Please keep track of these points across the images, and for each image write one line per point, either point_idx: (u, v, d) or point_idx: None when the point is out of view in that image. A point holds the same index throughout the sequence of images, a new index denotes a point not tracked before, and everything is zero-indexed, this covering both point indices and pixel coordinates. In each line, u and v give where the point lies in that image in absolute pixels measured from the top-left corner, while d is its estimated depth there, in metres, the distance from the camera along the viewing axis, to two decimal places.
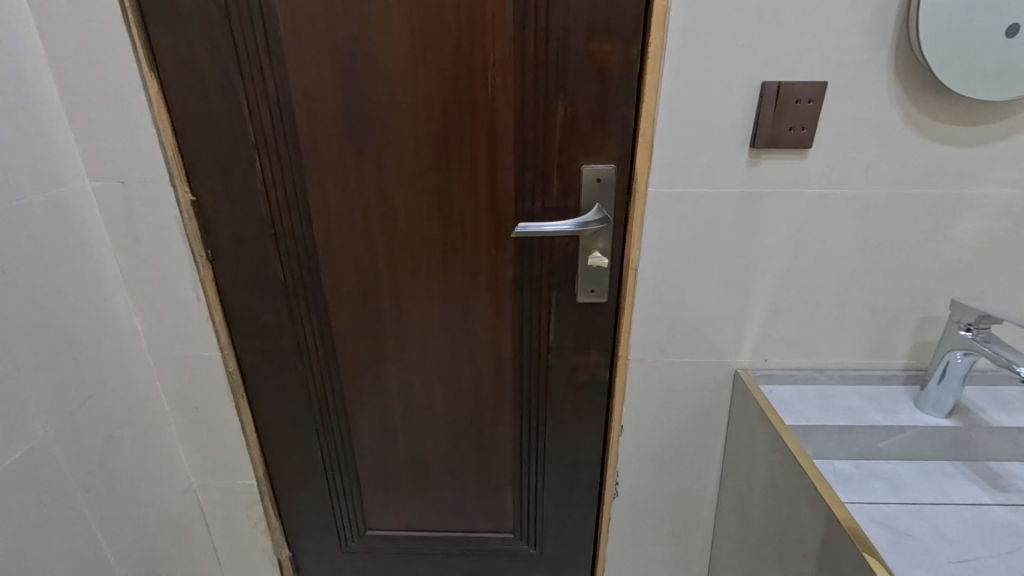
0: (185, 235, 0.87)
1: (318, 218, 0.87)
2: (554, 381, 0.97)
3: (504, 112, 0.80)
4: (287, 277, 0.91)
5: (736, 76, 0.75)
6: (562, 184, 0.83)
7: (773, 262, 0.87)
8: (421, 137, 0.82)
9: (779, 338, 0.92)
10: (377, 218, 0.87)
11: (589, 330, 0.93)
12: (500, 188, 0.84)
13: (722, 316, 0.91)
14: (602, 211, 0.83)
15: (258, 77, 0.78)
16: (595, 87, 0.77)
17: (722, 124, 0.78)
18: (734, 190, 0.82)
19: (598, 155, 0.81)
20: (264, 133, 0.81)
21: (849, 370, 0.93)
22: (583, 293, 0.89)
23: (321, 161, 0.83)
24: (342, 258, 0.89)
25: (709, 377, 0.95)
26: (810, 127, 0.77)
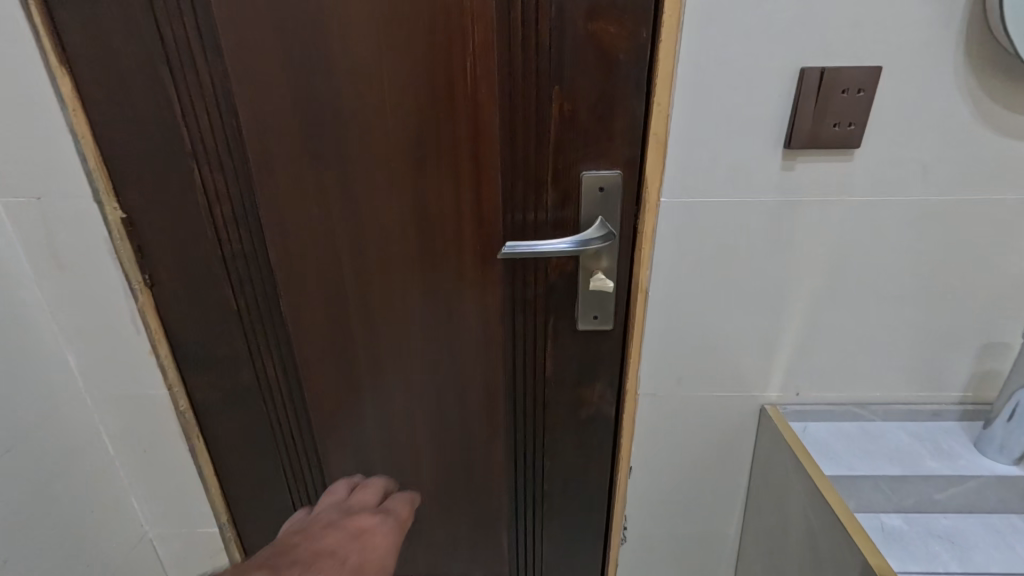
0: (118, 259, 0.74)
1: (273, 237, 0.74)
2: (553, 417, 0.85)
3: (488, 110, 0.67)
4: (240, 302, 0.78)
5: (768, 61, 0.62)
6: (559, 194, 0.70)
7: (809, 282, 0.73)
8: (391, 139, 0.69)
9: (814, 369, 0.78)
10: (342, 237, 0.74)
11: (593, 360, 0.80)
12: (485, 200, 0.71)
13: (748, 344, 0.77)
14: (605, 225, 0.70)
15: (191, 70, 0.65)
16: (598, 78, 0.64)
17: (751, 119, 0.65)
18: (764, 199, 0.69)
19: (601, 159, 0.68)
20: (203, 139, 0.69)
21: (894, 404, 0.80)
22: (584, 320, 0.76)
23: (273, 171, 0.70)
24: (303, 282, 0.77)
25: (732, 414, 0.82)
26: (859, 122, 0.64)
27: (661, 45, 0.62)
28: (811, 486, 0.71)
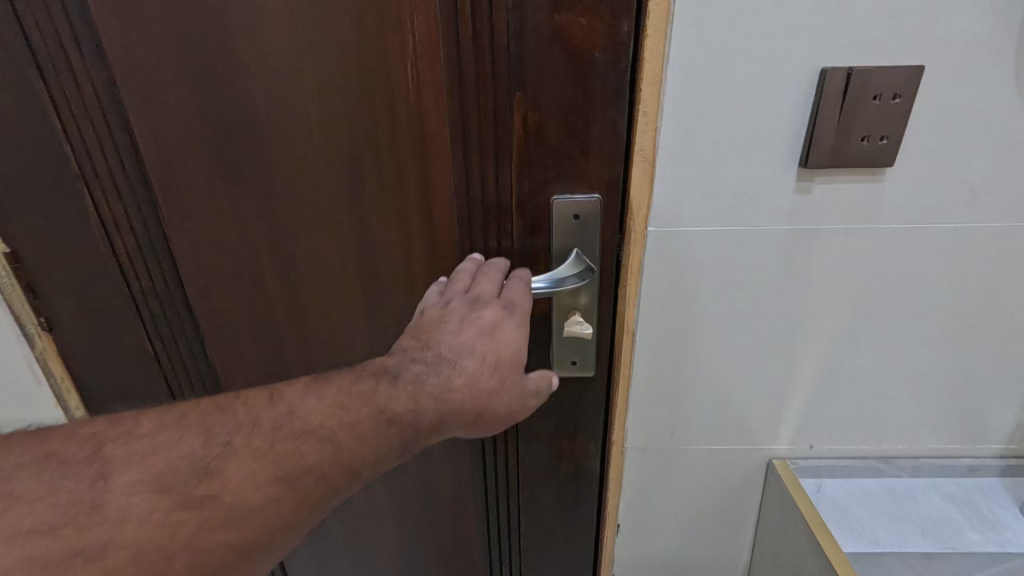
0: (4, 298, 0.64)
1: (188, 273, 0.63)
2: (529, 472, 0.72)
3: (435, 122, 0.54)
4: (157, 346, 0.68)
5: (781, 60, 0.49)
6: (525, 222, 0.57)
7: (826, 323, 0.62)
8: (320, 156, 0.57)
9: (831, 420, 0.67)
10: (271, 271, 0.63)
11: (575, 411, 0.67)
12: (438, 228, 0.59)
13: (754, 391, 0.66)
14: (582, 261, 0.57)
15: (69, 79, 0.54)
16: (567, 84, 0.51)
17: (759, 131, 0.52)
18: (773, 228, 0.57)
19: (575, 182, 0.55)
20: (93, 160, 0.57)
21: (924, 458, 0.68)
22: (560, 367, 0.63)
23: (181, 197, 0.59)
24: (231, 322, 0.66)
25: (735, 469, 0.71)
26: (893, 135, 0.51)
27: (646, 43, 0.49)
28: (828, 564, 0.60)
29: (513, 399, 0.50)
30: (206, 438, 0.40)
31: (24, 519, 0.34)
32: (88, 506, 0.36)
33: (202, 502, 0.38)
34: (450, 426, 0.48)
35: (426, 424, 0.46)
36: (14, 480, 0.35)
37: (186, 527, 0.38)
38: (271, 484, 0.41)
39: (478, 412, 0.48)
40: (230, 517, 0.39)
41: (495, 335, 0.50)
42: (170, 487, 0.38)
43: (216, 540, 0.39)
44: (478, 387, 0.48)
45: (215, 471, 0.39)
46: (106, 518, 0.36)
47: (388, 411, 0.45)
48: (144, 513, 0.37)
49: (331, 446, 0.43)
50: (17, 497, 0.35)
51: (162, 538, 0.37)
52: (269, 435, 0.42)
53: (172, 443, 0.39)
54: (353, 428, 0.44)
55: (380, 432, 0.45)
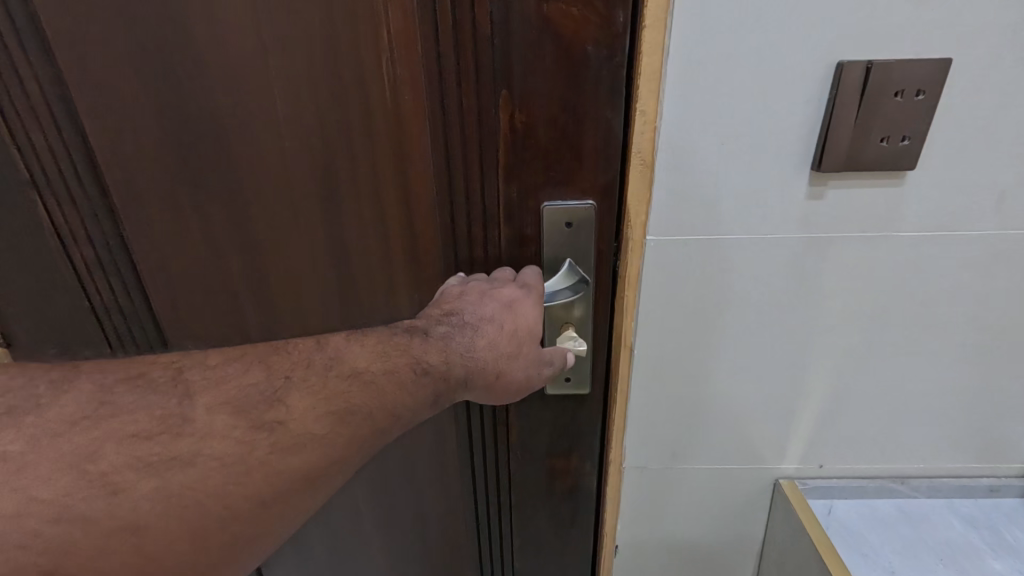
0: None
1: (153, 282, 0.59)
2: (521, 496, 0.68)
3: (413, 123, 0.50)
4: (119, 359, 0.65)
5: (793, 54, 0.45)
6: (513, 230, 0.53)
7: (839, 337, 0.57)
8: (290, 160, 0.52)
9: (843, 437, 0.63)
10: (242, 281, 0.59)
11: (571, 428, 0.63)
12: (420, 236, 0.55)
13: (761, 408, 0.62)
14: (574, 273, 0.53)
15: (15, 81, 0.50)
16: (557, 82, 0.46)
17: (768, 131, 0.48)
18: (783, 236, 0.52)
19: (566, 188, 0.50)
20: (47, 163, 0.54)
21: (941, 478, 0.64)
22: (554, 384, 0.59)
23: (142, 205, 0.55)
24: (203, 332, 0.62)
25: (740, 489, 0.66)
26: (915, 135, 0.47)
27: (642, 34, 0.44)
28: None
29: (532, 367, 0.51)
30: (269, 369, 0.41)
31: (127, 425, 0.37)
32: (177, 419, 0.38)
33: (270, 427, 0.40)
34: (475, 386, 0.48)
35: (456, 378, 0.46)
36: (115, 393, 0.38)
37: (260, 447, 0.39)
38: (327, 418, 0.41)
39: (499, 375, 0.49)
40: (297, 442, 0.40)
41: (514, 309, 0.49)
42: (242, 410, 0.39)
43: (287, 462, 0.40)
44: (498, 355, 0.48)
45: (279, 400, 0.40)
46: (192, 432, 0.38)
47: (422, 363, 0.45)
48: (225, 429, 0.39)
49: (375, 392, 0.43)
50: (118, 408, 0.37)
51: (241, 454, 0.39)
52: (323, 372, 0.42)
53: (241, 373, 0.41)
54: (397, 376, 0.43)
55: (418, 383, 0.44)
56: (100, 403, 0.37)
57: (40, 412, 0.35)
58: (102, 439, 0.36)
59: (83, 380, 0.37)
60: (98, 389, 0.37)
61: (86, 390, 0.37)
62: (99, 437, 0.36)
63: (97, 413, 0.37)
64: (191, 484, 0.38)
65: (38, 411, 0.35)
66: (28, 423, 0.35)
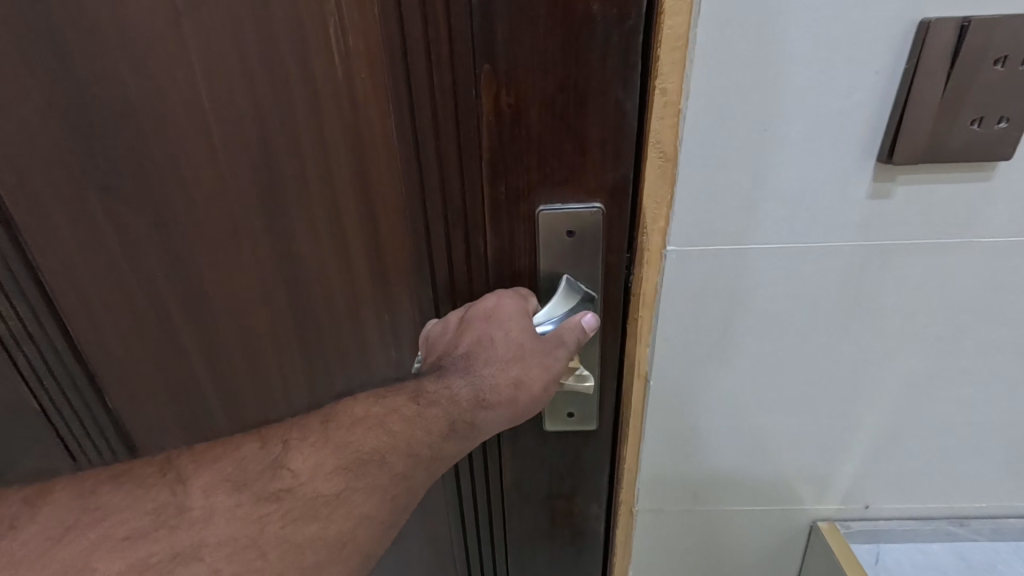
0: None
1: (73, 305, 0.54)
2: (515, 537, 0.57)
3: (373, 110, 0.41)
4: (38, 392, 0.62)
5: (862, 13, 0.34)
6: (500, 241, 0.42)
7: (899, 363, 0.47)
8: (226, 163, 0.45)
9: (895, 476, 0.53)
10: (177, 302, 0.53)
11: (579, 469, 0.52)
12: (387, 246, 0.46)
13: (799, 444, 0.52)
14: (575, 289, 0.42)
15: None
16: (551, 54, 0.35)
17: (826, 113, 0.37)
18: (836, 243, 0.42)
19: (565, 189, 0.40)
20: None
21: (1006, 521, 0.55)
22: (553, 419, 0.49)
23: (50, 217, 0.49)
24: (141, 369, 0.57)
25: (772, 528, 0.57)
26: (1017, 116, 0.36)
27: None
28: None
29: (556, 369, 0.40)
30: (264, 439, 0.36)
31: (120, 527, 0.31)
32: (173, 509, 0.32)
33: (275, 498, 0.34)
34: (495, 408, 0.40)
35: (468, 404, 0.39)
36: (100, 493, 0.32)
37: (271, 522, 0.34)
38: (339, 475, 0.36)
39: (515, 386, 0.40)
40: (313, 510, 0.35)
41: (497, 318, 0.40)
42: (243, 485, 0.34)
43: (306, 533, 0.35)
44: (499, 365, 0.39)
45: (282, 466, 0.35)
46: (189, 523, 0.32)
47: (423, 394, 0.38)
48: (227, 510, 0.33)
49: (383, 434, 0.37)
50: (109, 508, 0.31)
51: (252, 532, 0.33)
52: (322, 426, 0.37)
53: (232, 449, 0.35)
54: (402, 412, 0.37)
55: (429, 415, 0.38)
56: (86, 508, 0.31)
57: (18, 533, 0.30)
58: (93, 547, 0.30)
59: (62, 488, 0.32)
60: (80, 492, 0.32)
61: (67, 496, 0.32)
62: (89, 545, 0.30)
63: (84, 519, 0.31)
64: None
65: (18, 531, 0.30)
66: (9, 548, 0.30)
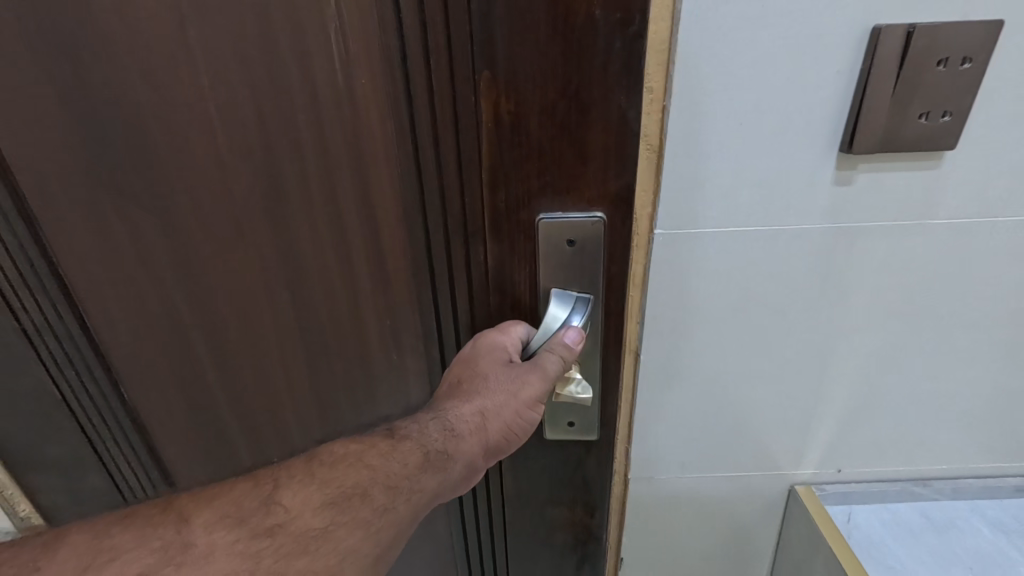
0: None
1: (107, 307, 0.59)
2: (517, 540, 0.61)
3: (376, 116, 0.45)
4: (67, 395, 0.65)
5: (823, 22, 0.39)
6: (501, 244, 0.45)
7: (867, 337, 0.52)
8: (252, 164, 0.49)
9: (863, 443, 0.59)
10: (200, 294, 0.57)
11: (579, 480, 0.56)
12: (388, 248, 0.51)
13: (779, 416, 0.57)
14: (568, 295, 0.46)
15: None
16: (552, 58, 0.38)
17: (794, 112, 0.42)
18: (805, 229, 0.47)
19: (566, 198, 0.43)
20: (26, 292, 0.59)
21: (965, 479, 0.60)
22: (554, 429, 0.53)
23: (88, 231, 0.55)
24: (161, 361, 0.63)
25: (752, 496, 0.62)
26: (958, 111, 0.41)
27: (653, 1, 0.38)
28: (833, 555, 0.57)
29: (522, 394, 0.44)
30: (256, 479, 0.40)
31: (131, 565, 0.34)
32: (179, 545, 0.35)
33: (270, 532, 0.37)
34: (467, 438, 0.44)
35: (439, 436, 0.43)
36: (113, 535, 0.35)
37: (266, 557, 0.37)
38: (326, 510, 0.39)
39: (481, 414, 0.44)
40: (304, 544, 0.38)
41: (471, 359, 0.46)
42: (242, 520, 0.37)
43: (295, 567, 0.38)
44: (467, 398, 0.45)
45: (275, 503, 0.39)
46: (195, 558, 0.35)
47: (398, 431, 0.44)
48: (227, 545, 0.36)
49: (363, 467, 0.41)
50: (120, 549, 0.35)
51: (249, 565, 0.36)
52: (307, 464, 0.41)
53: (226, 490, 0.39)
54: (379, 448, 0.42)
55: (403, 448, 0.42)
56: (100, 549, 0.34)
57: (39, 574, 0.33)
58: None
59: (74, 535, 0.35)
60: (91, 534, 0.35)
61: (80, 539, 0.35)
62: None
63: (96, 561, 0.34)
64: None
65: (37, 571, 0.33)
66: None
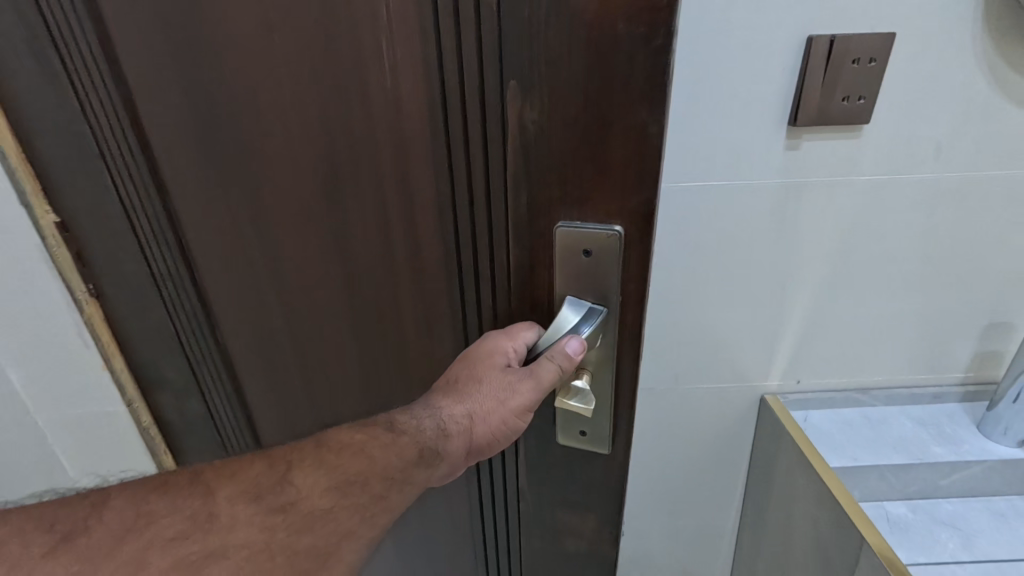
0: (90, 330, 0.71)
1: (207, 270, 0.63)
2: (528, 535, 0.64)
3: (414, 117, 0.46)
4: (180, 331, 0.70)
5: (772, 34, 0.57)
6: (523, 249, 0.47)
7: (816, 269, 0.69)
8: (301, 164, 0.52)
9: (816, 357, 0.75)
10: (252, 272, 0.61)
11: (592, 486, 0.57)
12: (423, 256, 0.53)
13: (750, 337, 0.74)
14: (582, 303, 0.46)
15: (104, 102, 0.55)
16: (582, 70, 0.38)
17: (751, 98, 0.60)
18: (764, 182, 0.64)
19: (584, 209, 0.44)
20: (155, 246, 0.63)
21: (895, 389, 0.77)
22: (567, 436, 0.54)
23: (191, 200, 0.58)
24: (239, 323, 0.66)
25: (730, 403, 0.78)
26: (870, 96, 0.58)
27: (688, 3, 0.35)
28: (801, 456, 0.71)
29: (506, 403, 0.47)
30: (271, 460, 0.42)
31: (165, 529, 0.37)
32: (204, 514, 0.38)
33: (282, 510, 0.40)
34: (455, 438, 0.47)
35: (432, 433, 0.47)
36: (150, 502, 0.37)
37: (279, 531, 0.40)
38: (330, 493, 0.43)
39: (469, 418, 0.47)
40: (308, 523, 0.41)
41: (471, 360, 0.48)
42: (259, 496, 0.40)
43: (302, 542, 0.41)
44: (459, 400, 0.48)
45: (287, 483, 0.41)
46: (219, 527, 0.38)
47: (395, 423, 0.47)
48: (247, 517, 0.39)
49: (365, 457, 0.44)
50: (156, 515, 0.37)
51: (264, 537, 0.39)
52: (316, 449, 0.44)
53: (245, 467, 0.41)
54: (381, 440, 0.45)
55: (400, 442, 0.46)
56: (139, 514, 0.37)
57: (89, 532, 0.35)
58: (148, 545, 0.36)
59: (118, 497, 0.37)
60: (131, 501, 0.37)
61: (122, 505, 0.37)
62: (144, 545, 0.36)
63: (137, 523, 0.36)
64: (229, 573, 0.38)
65: (87, 533, 0.35)
66: (78, 550, 0.34)
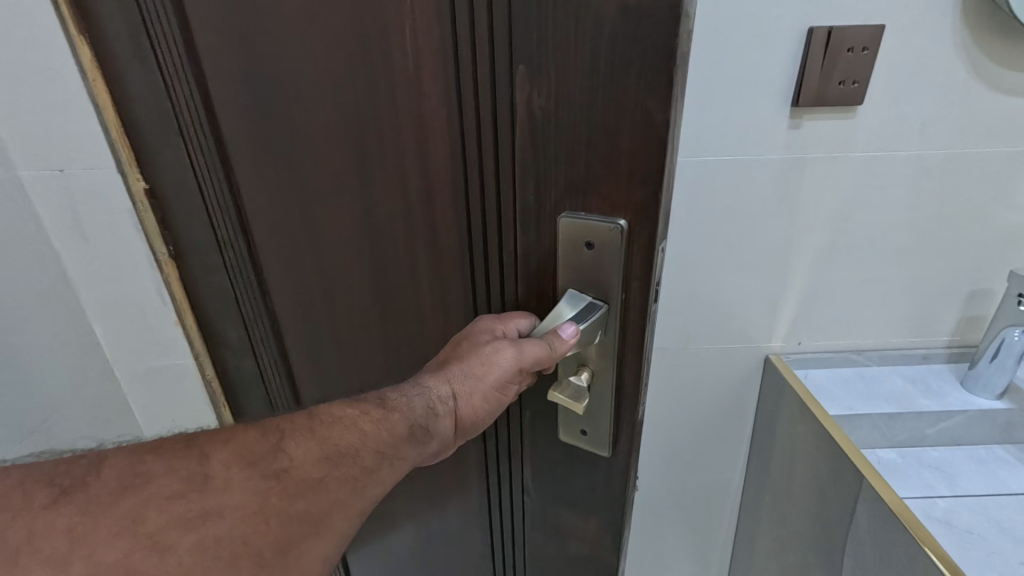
0: (168, 289, 0.79)
1: (266, 244, 0.66)
2: (532, 529, 0.68)
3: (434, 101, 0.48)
4: (237, 293, 0.74)
5: (777, 25, 0.65)
6: (536, 231, 0.49)
7: (816, 237, 0.77)
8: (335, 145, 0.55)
9: (817, 320, 0.83)
10: (290, 247, 0.64)
11: (593, 489, 0.60)
12: (442, 237, 0.55)
13: (756, 300, 0.82)
14: (580, 298, 0.48)
15: (179, 78, 0.59)
16: (589, 65, 0.40)
17: (759, 82, 0.68)
18: (770, 157, 0.72)
19: (587, 200, 0.45)
20: (220, 215, 0.67)
21: (887, 350, 0.85)
22: (569, 434, 0.57)
23: (247, 174, 0.62)
24: (281, 294, 0.69)
25: (738, 361, 0.86)
26: (863, 81, 0.67)
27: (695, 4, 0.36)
28: (805, 409, 0.78)
29: (490, 381, 0.49)
30: (263, 431, 0.43)
31: (162, 488, 0.38)
32: (199, 475, 0.39)
33: (275, 476, 0.42)
34: (442, 418, 0.49)
35: (420, 410, 0.48)
36: (146, 463, 0.38)
37: (272, 495, 0.41)
38: (321, 463, 0.44)
39: (454, 397, 0.49)
40: (300, 490, 0.42)
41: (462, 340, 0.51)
42: (253, 462, 0.41)
43: (294, 509, 0.42)
44: (445, 379, 0.49)
45: (280, 450, 0.43)
46: (215, 488, 0.39)
47: (386, 400, 0.48)
48: (243, 480, 0.40)
49: (356, 433, 0.46)
50: (153, 475, 0.38)
51: (258, 500, 0.41)
52: (307, 421, 0.46)
53: (239, 434, 0.43)
54: (371, 415, 0.47)
55: (390, 419, 0.47)
56: (136, 475, 0.38)
57: (90, 488, 0.36)
58: (147, 501, 0.37)
59: (116, 458, 0.38)
60: (128, 463, 0.38)
61: (120, 464, 0.38)
62: (144, 500, 0.37)
63: (135, 483, 0.37)
64: (220, 534, 0.39)
65: (86, 488, 0.36)
66: (80, 503, 0.35)
